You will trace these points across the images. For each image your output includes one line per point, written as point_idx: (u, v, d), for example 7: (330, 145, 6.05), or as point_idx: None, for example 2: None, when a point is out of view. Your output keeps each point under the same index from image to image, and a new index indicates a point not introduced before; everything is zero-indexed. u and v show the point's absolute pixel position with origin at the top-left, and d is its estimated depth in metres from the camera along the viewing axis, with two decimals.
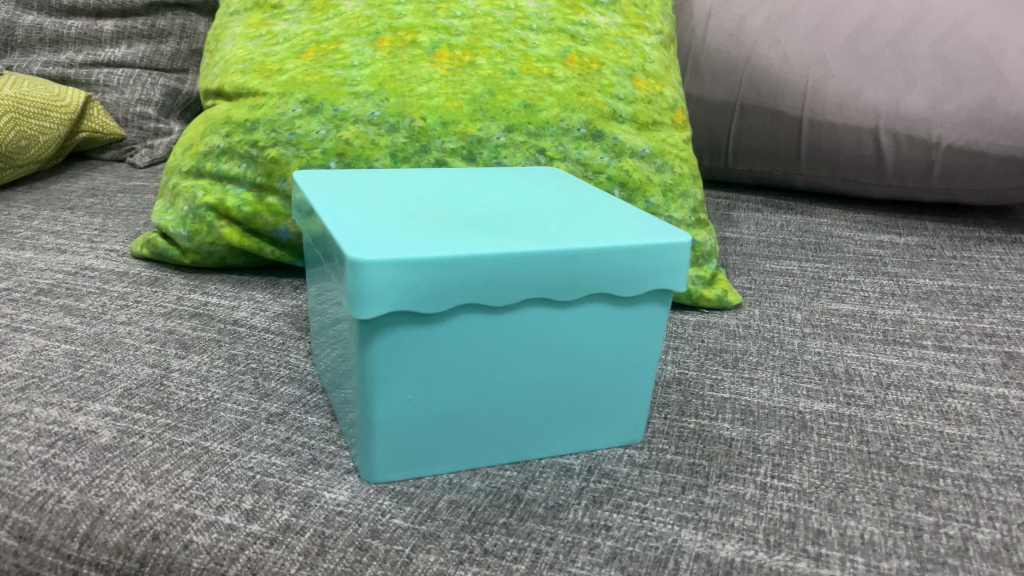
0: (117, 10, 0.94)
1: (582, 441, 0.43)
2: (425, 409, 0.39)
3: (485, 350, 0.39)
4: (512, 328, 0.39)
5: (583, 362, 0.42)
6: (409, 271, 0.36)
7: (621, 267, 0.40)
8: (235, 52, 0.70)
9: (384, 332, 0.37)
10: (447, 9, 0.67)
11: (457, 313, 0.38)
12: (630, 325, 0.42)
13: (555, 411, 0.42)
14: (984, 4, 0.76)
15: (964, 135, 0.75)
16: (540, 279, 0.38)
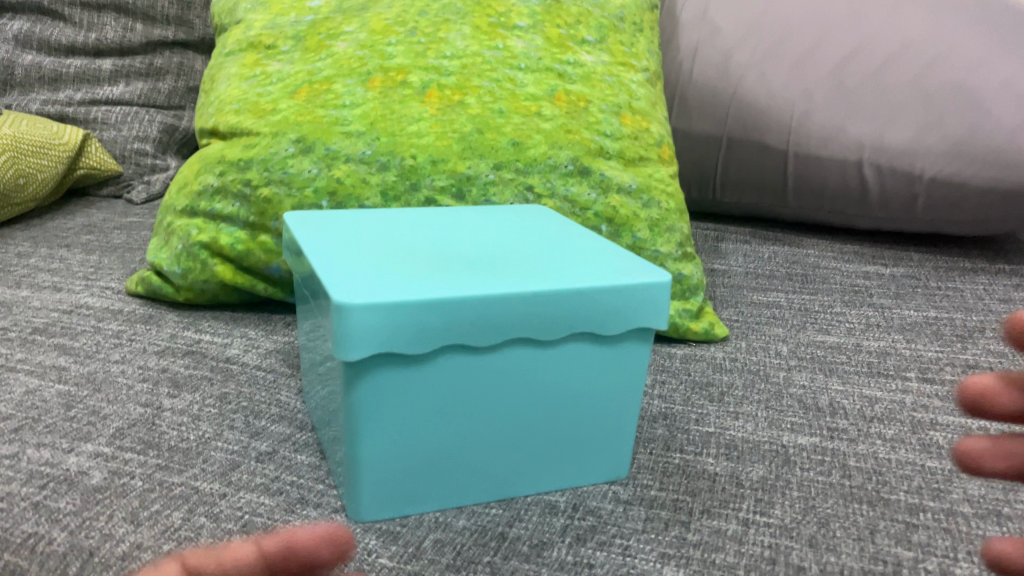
0: (115, 48, 0.96)
1: (567, 478, 0.44)
2: (410, 449, 0.40)
3: (470, 390, 0.40)
4: (495, 368, 0.40)
5: (567, 401, 0.42)
6: (393, 314, 0.36)
7: (603, 307, 0.41)
8: (229, 92, 0.71)
9: (369, 374, 0.38)
10: (437, 49, 0.68)
11: (441, 354, 0.39)
12: (613, 363, 0.43)
13: (539, 449, 0.42)
14: (964, 39, 0.78)
15: (947, 167, 0.76)
16: (522, 320, 0.39)
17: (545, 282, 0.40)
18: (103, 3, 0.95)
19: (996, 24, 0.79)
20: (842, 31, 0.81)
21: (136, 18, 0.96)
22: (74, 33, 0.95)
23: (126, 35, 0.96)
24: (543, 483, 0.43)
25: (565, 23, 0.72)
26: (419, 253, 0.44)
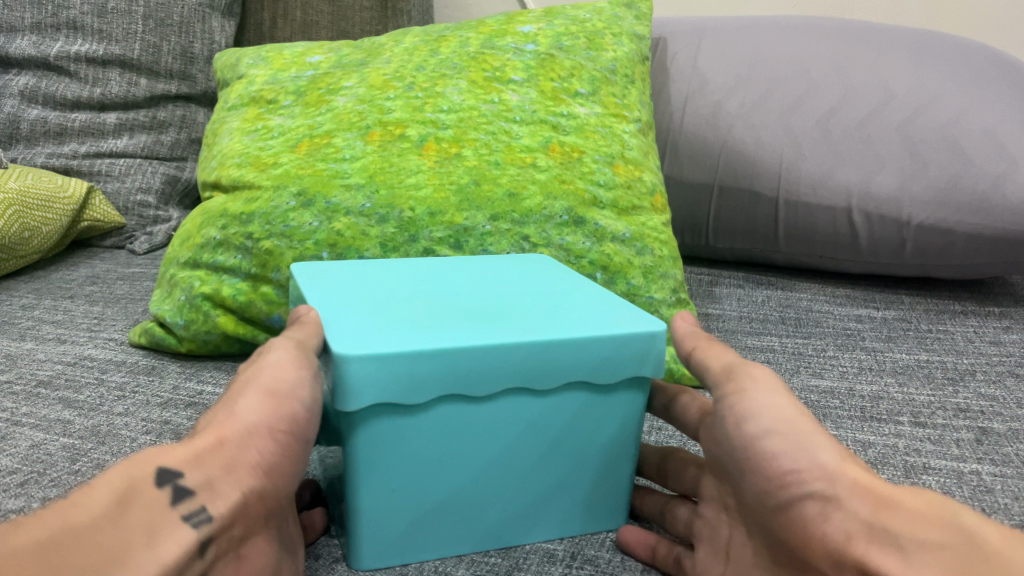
0: (119, 103, 0.98)
1: (568, 527, 0.45)
2: (410, 498, 0.40)
3: (468, 437, 0.41)
4: (493, 418, 0.41)
5: (565, 450, 0.43)
6: (392, 363, 0.38)
7: (600, 355, 0.42)
8: (232, 146, 0.73)
9: (368, 423, 0.38)
10: (434, 103, 0.70)
11: (440, 403, 0.39)
12: (611, 410, 0.44)
13: (539, 498, 0.43)
14: (946, 89, 0.80)
15: (933, 214, 0.78)
16: (518, 370, 0.40)
17: (541, 332, 0.41)
18: (106, 58, 0.97)
19: (977, 75, 0.82)
20: (827, 82, 0.83)
21: (140, 73, 0.99)
22: (79, 88, 0.97)
23: (130, 89, 0.98)
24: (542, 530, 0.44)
25: (559, 76, 0.74)
26: (420, 305, 0.45)
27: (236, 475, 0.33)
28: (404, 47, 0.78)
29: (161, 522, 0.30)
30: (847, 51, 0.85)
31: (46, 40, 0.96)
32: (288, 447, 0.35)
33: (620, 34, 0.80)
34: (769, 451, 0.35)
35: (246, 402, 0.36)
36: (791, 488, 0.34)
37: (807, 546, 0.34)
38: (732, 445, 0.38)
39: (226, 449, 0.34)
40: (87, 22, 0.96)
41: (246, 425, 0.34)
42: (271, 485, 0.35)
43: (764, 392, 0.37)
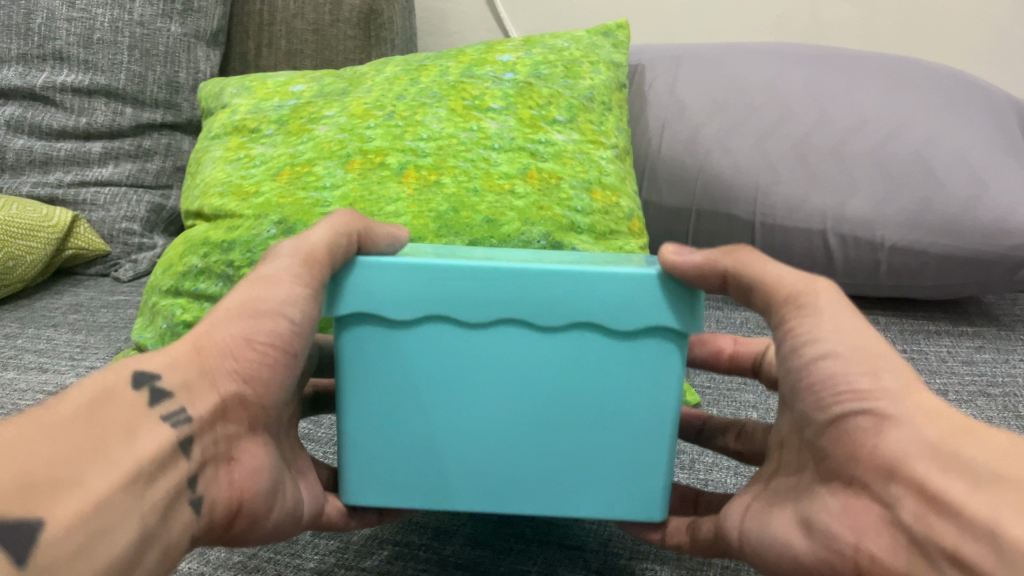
0: (105, 132, 0.99)
1: (584, 500, 0.44)
2: (388, 419, 0.44)
3: (454, 366, 0.43)
4: (484, 344, 0.43)
5: (564, 396, 0.43)
6: (380, 272, 0.42)
7: (612, 296, 0.41)
8: (213, 175, 0.74)
9: (355, 331, 0.43)
10: (414, 131, 0.71)
11: (430, 320, 0.42)
12: (633, 364, 0.42)
13: (531, 443, 0.44)
14: (918, 114, 0.82)
15: (907, 236, 0.79)
16: (513, 299, 0.41)
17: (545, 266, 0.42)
18: (92, 88, 0.98)
19: (947, 100, 0.83)
20: (803, 108, 0.85)
21: (125, 102, 1.00)
22: (65, 118, 0.98)
23: (115, 118, 0.99)
24: (525, 487, 0.44)
25: (537, 104, 0.75)
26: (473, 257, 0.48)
27: (210, 381, 0.40)
28: (385, 76, 0.79)
29: (139, 419, 0.35)
30: (822, 77, 0.87)
31: (32, 71, 0.98)
32: (267, 356, 0.42)
33: (597, 62, 0.82)
34: (828, 371, 0.39)
35: (235, 317, 0.41)
36: (844, 403, 0.38)
37: (856, 458, 0.37)
38: (790, 366, 0.41)
39: (201, 356, 0.40)
40: (73, 52, 0.97)
41: (233, 340, 0.41)
42: (251, 393, 0.41)
43: (834, 315, 0.40)
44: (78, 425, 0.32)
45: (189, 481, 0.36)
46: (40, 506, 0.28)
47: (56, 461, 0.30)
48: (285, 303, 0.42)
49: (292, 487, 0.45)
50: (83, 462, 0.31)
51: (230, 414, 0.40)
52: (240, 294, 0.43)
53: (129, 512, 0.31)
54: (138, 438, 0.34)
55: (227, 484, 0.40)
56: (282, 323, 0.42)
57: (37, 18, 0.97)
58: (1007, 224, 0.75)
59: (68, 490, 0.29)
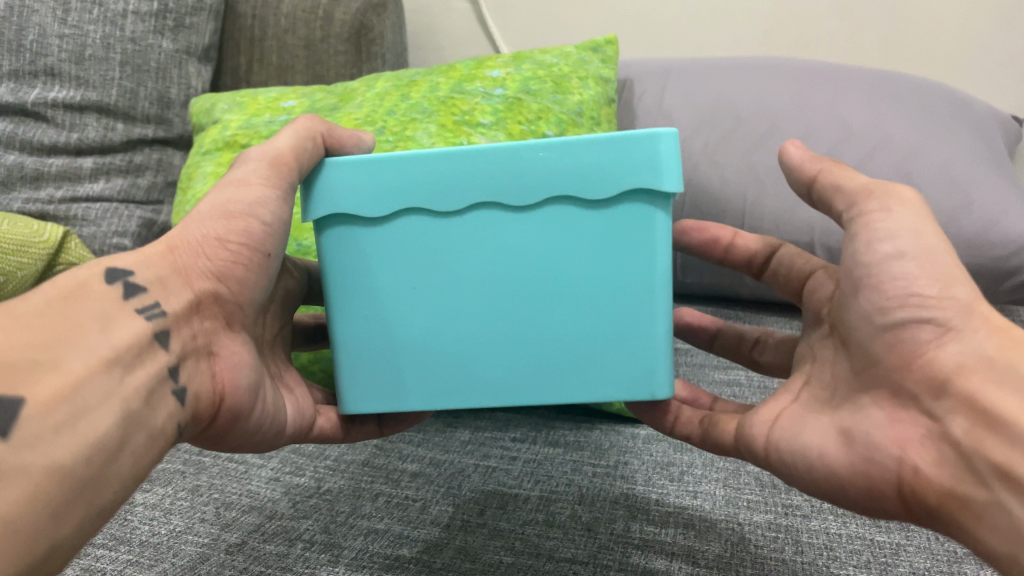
0: (96, 147, 1.00)
1: (568, 375, 0.47)
2: (374, 315, 0.48)
3: (434, 258, 0.47)
4: (461, 231, 0.46)
5: (545, 273, 0.46)
6: (362, 168, 0.46)
7: (582, 166, 0.44)
8: (206, 191, 0.75)
9: (340, 230, 0.47)
10: (404, 146, 0.72)
11: (406, 212, 0.46)
12: (609, 228, 0.46)
13: (511, 326, 0.47)
14: (903, 129, 0.83)
15: None
16: (486, 183, 0.45)
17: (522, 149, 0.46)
18: (83, 104, 0.98)
19: (933, 115, 0.85)
20: (790, 123, 0.86)
21: (117, 118, 1.00)
22: (56, 133, 0.98)
23: (106, 134, 1.00)
24: (505, 375, 0.48)
25: (526, 119, 0.76)
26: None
27: (181, 280, 0.45)
28: (376, 92, 0.80)
29: (115, 313, 0.40)
30: (808, 92, 0.88)
31: (23, 87, 0.98)
32: (240, 254, 0.47)
33: (586, 78, 0.82)
34: (900, 271, 0.42)
35: (209, 217, 0.47)
36: (911, 311, 0.41)
37: (907, 364, 0.42)
38: (859, 261, 0.44)
39: (174, 253, 0.45)
40: (65, 68, 0.97)
41: (207, 238, 0.46)
42: (225, 291, 0.47)
43: (909, 213, 0.43)
44: (51, 315, 0.37)
45: (170, 372, 0.42)
46: (20, 385, 0.33)
47: (31, 347, 0.35)
48: (251, 203, 0.48)
49: (272, 393, 0.51)
50: (58, 349, 0.36)
51: (205, 310, 0.46)
52: (213, 198, 0.49)
53: (108, 395, 0.36)
54: (112, 328, 0.39)
55: (209, 375, 0.45)
56: (253, 224, 0.48)
57: (29, 35, 0.97)
58: (991, 236, 0.76)
59: (45, 371, 0.34)
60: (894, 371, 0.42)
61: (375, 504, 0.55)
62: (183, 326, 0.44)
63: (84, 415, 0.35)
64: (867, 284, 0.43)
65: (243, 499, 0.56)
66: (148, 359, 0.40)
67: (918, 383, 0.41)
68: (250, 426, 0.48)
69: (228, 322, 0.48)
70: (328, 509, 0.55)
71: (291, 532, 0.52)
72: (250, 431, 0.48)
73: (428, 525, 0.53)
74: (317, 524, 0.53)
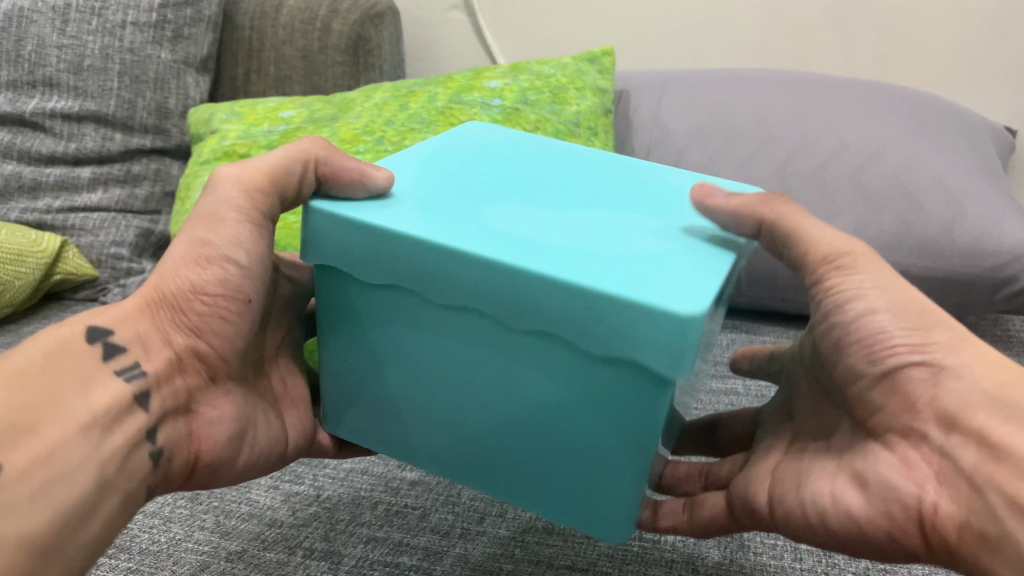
0: (94, 157, 1.00)
1: (537, 496, 0.42)
2: (358, 367, 0.44)
3: (419, 342, 0.41)
4: (447, 328, 0.39)
5: (532, 402, 0.39)
6: (348, 229, 0.40)
7: (582, 315, 0.35)
8: None
9: (328, 277, 0.42)
10: None
11: (392, 287, 0.40)
12: (606, 382, 0.37)
13: (489, 433, 0.41)
14: (898, 140, 0.83)
15: (887, 257, 0.79)
16: (477, 290, 0.37)
17: (536, 255, 0.36)
18: (81, 114, 0.99)
19: (925, 125, 0.86)
20: (784, 133, 0.87)
21: (115, 128, 1.00)
22: (54, 143, 0.99)
23: (104, 144, 1.00)
24: (475, 474, 0.43)
25: (523, 128, 0.76)
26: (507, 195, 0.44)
27: (155, 342, 0.45)
28: (374, 101, 0.80)
29: (94, 374, 0.41)
30: (802, 103, 0.90)
31: (21, 97, 0.99)
32: (219, 305, 0.46)
33: (583, 88, 0.83)
34: (880, 325, 0.41)
35: (185, 265, 0.46)
36: (899, 357, 0.40)
37: (913, 408, 0.40)
38: (834, 322, 0.43)
39: (151, 310, 0.46)
40: (63, 79, 0.98)
41: (184, 289, 0.45)
42: (206, 343, 0.46)
43: (874, 278, 0.42)
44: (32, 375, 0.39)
45: (148, 433, 0.42)
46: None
47: (14, 411, 0.37)
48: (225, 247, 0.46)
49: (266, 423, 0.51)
50: (39, 412, 0.37)
51: (186, 365, 0.46)
52: (186, 239, 0.47)
53: (85, 458, 0.38)
54: (91, 388, 0.40)
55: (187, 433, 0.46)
56: (228, 267, 0.46)
57: (28, 45, 0.98)
58: (984, 244, 0.76)
59: (22, 438, 0.36)
60: (899, 415, 0.41)
61: (374, 512, 0.55)
62: (164, 384, 0.44)
63: (62, 478, 0.36)
64: (844, 344, 0.43)
65: (242, 507, 0.56)
66: (126, 420, 0.41)
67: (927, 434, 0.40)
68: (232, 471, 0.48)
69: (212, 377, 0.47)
70: (327, 516, 0.55)
71: (291, 539, 0.52)
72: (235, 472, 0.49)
73: (427, 533, 0.53)
74: (317, 532, 0.53)
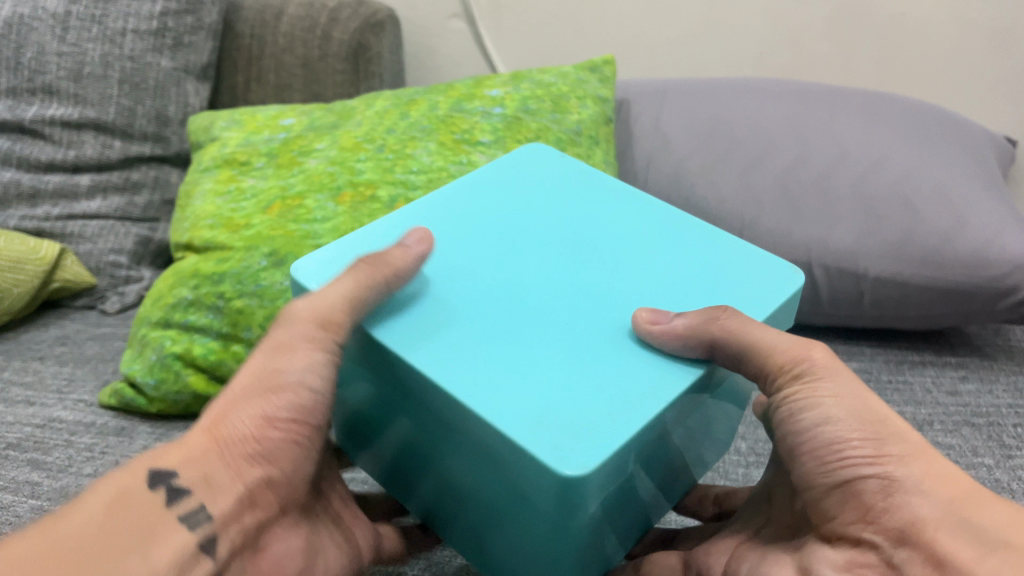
0: (93, 164, 1.00)
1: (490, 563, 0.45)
2: (352, 415, 0.49)
3: (385, 415, 0.45)
4: (400, 411, 0.43)
5: (470, 492, 0.42)
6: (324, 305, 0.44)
7: (487, 444, 0.37)
8: (204, 207, 0.76)
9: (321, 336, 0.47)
10: (404, 164, 0.72)
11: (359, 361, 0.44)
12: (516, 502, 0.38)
13: (448, 502, 0.45)
14: (899, 151, 0.83)
15: (888, 267, 0.78)
16: (413, 390, 0.40)
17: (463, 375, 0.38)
18: (81, 122, 0.98)
19: (925, 135, 0.86)
20: (785, 143, 0.87)
21: (114, 136, 1.00)
22: (54, 151, 0.99)
23: (104, 151, 1.00)
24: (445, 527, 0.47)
25: (525, 138, 0.76)
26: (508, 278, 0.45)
27: (228, 487, 0.42)
28: (375, 110, 0.80)
29: (156, 527, 0.38)
30: (803, 113, 0.90)
31: (21, 104, 0.98)
32: (291, 432, 0.44)
33: (584, 98, 0.83)
34: (831, 435, 0.40)
35: (250, 397, 0.44)
36: (853, 467, 0.40)
37: (864, 518, 0.39)
38: (790, 430, 0.43)
39: (218, 446, 0.42)
40: (63, 86, 0.98)
41: (251, 423, 0.43)
42: (277, 471, 0.44)
43: (835, 397, 0.41)
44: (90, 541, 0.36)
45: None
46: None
47: None
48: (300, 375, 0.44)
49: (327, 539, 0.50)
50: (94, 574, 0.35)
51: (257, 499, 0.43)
52: (255, 366, 0.45)
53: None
54: (155, 543, 0.38)
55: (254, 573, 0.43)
56: (303, 395, 0.44)
57: (28, 52, 0.97)
58: (986, 256, 0.76)
59: None
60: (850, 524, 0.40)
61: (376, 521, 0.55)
62: (233, 523, 0.42)
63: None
64: (798, 454, 0.42)
65: None
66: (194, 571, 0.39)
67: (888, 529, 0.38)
68: None
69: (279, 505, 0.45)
70: None
71: None
72: None
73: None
74: None
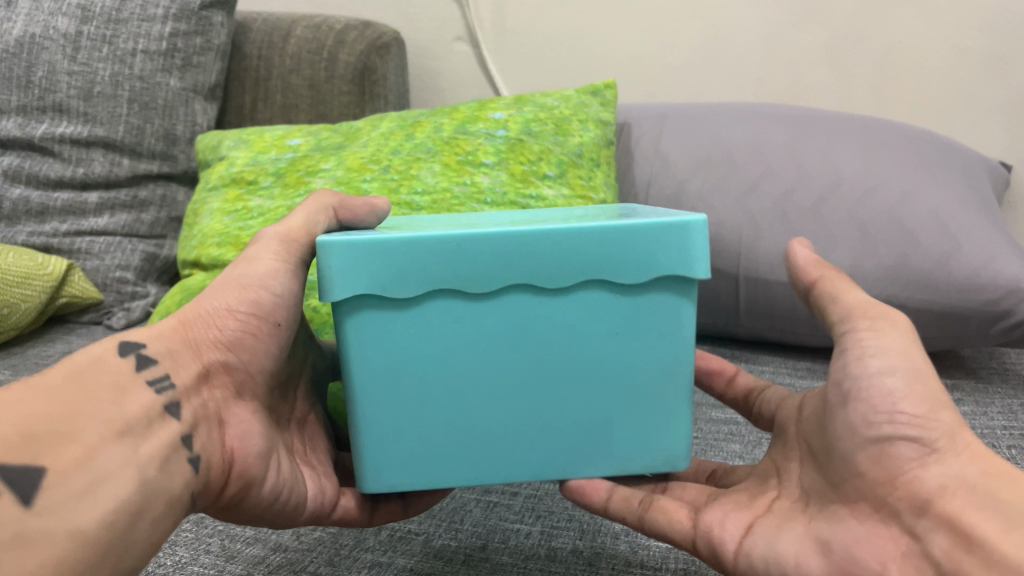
0: (102, 182, 1.01)
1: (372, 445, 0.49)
2: None
3: None
4: None
5: None
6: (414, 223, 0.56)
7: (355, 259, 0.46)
8: (212, 226, 0.77)
9: None
10: (409, 185, 0.74)
11: None
12: None
13: None
14: (894, 174, 0.85)
15: (884, 290, 0.80)
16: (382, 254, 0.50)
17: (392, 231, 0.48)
18: (90, 140, 1.00)
19: (920, 160, 0.87)
20: (783, 166, 0.89)
21: (123, 154, 1.02)
22: (62, 168, 1.00)
23: (113, 169, 1.01)
24: None
25: (528, 160, 0.78)
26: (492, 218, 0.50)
27: (184, 359, 0.46)
28: (381, 131, 0.82)
29: (128, 387, 0.41)
30: (801, 137, 0.91)
31: (31, 122, 1.00)
32: (248, 324, 0.49)
33: (586, 121, 0.85)
34: (889, 387, 0.42)
35: (222, 289, 0.49)
36: (895, 427, 0.41)
37: (889, 476, 0.42)
38: (849, 374, 0.44)
39: (186, 327, 0.48)
40: (73, 104, 0.99)
41: (217, 310, 0.48)
42: (234, 358, 0.48)
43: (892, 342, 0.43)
44: (68, 387, 0.38)
45: (183, 439, 0.43)
46: (44, 453, 0.35)
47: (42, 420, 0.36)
48: (257, 272, 0.50)
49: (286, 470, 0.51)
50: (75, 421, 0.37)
51: (213, 378, 0.47)
52: (223, 277, 0.51)
53: (125, 463, 0.37)
54: (125, 400, 0.40)
55: (220, 445, 0.46)
56: (262, 295, 0.50)
57: (38, 71, 0.99)
58: (980, 279, 0.77)
59: (64, 443, 0.36)
60: (869, 470, 0.43)
61: (378, 537, 0.56)
62: (193, 395, 0.46)
63: (106, 479, 0.36)
64: (852, 400, 0.44)
65: (247, 531, 0.56)
66: (159, 430, 0.41)
67: (900, 502, 0.41)
68: (263, 495, 0.48)
69: (236, 390, 0.49)
70: (332, 542, 0.55)
71: (296, 564, 0.52)
72: (265, 500, 0.48)
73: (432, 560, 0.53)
74: (321, 557, 0.53)
